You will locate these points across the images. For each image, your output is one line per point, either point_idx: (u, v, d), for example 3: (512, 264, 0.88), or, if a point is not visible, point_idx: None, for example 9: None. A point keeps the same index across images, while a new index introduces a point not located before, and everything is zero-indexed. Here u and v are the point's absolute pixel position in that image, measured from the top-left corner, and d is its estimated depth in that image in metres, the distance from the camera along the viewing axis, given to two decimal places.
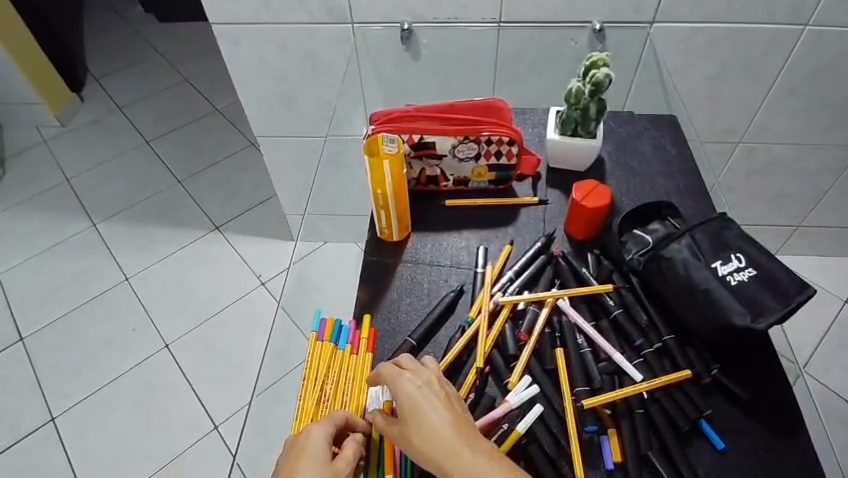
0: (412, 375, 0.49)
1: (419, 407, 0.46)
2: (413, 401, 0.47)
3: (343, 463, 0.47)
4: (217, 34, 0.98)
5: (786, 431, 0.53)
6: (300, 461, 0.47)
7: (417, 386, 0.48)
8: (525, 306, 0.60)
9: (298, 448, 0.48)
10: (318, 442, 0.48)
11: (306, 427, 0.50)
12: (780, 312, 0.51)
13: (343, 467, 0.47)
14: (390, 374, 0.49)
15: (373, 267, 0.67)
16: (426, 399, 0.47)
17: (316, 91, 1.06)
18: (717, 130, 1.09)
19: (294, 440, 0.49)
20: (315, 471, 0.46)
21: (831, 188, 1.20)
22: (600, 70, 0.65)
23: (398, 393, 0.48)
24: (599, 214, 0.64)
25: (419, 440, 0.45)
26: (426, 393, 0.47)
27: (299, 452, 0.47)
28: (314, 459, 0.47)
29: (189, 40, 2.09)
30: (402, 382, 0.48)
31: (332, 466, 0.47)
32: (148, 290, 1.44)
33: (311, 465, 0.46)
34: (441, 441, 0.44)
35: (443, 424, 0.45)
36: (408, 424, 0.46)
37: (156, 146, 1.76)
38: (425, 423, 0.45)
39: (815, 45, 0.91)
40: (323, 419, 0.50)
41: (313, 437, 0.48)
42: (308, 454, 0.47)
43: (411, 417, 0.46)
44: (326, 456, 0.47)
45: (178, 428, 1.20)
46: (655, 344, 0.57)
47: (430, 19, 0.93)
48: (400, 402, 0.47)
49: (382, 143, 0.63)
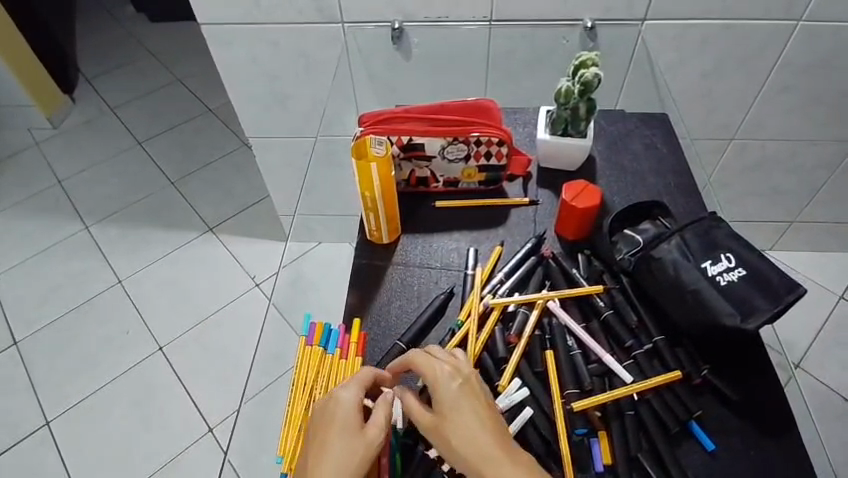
0: (452, 373, 0.48)
1: (457, 406, 0.46)
2: (452, 398, 0.46)
3: (375, 430, 0.46)
4: (208, 35, 0.97)
5: (777, 430, 0.53)
6: (330, 428, 0.46)
7: (456, 383, 0.47)
8: (515, 307, 0.60)
9: (328, 414, 0.47)
10: (348, 407, 0.47)
11: (335, 390, 0.49)
12: (770, 312, 0.51)
13: (375, 434, 0.46)
14: (428, 365, 0.49)
15: (363, 269, 0.67)
16: (464, 398, 0.46)
17: (308, 91, 1.06)
18: (711, 127, 1.09)
19: (323, 402, 0.49)
20: (346, 436, 0.46)
21: (826, 184, 1.20)
22: (589, 70, 0.64)
23: (437, 387, 0.48)
24: (589, 214, 0.64)
25: (454, 437, 0.45)
26: (463, 391, 0.47)
27: (329, 417, 0.47)
28: (343, 425, 0.46)
29: (182, 40, 2.07)
30: (442, 376, 0.48)
31: (364, 433, 0.46)
32: (142, 292, 1.43)
33: (340, 432, 0.46)
34: (476, 442, 0.44)
35: (479, 426, 0.45)
36: (444, 420, 0.46)
37: (148, 147, 1.75)
38: (463, 423, 0.45)
39: (808, 41, 0.91)
40: (351, 381, 0.50)
41: (343, 402, 0.48)
42: (338, 421, 0.47)
43: (448, 413, 0.46)
44: (356, 423, 0.47)
45: (175, 428, 1.20)
46: (645, 345, 0.56)
47: (421, 18, 0.93)
48: (438, 397, 0.47)
49: (370, 144, 0.62)
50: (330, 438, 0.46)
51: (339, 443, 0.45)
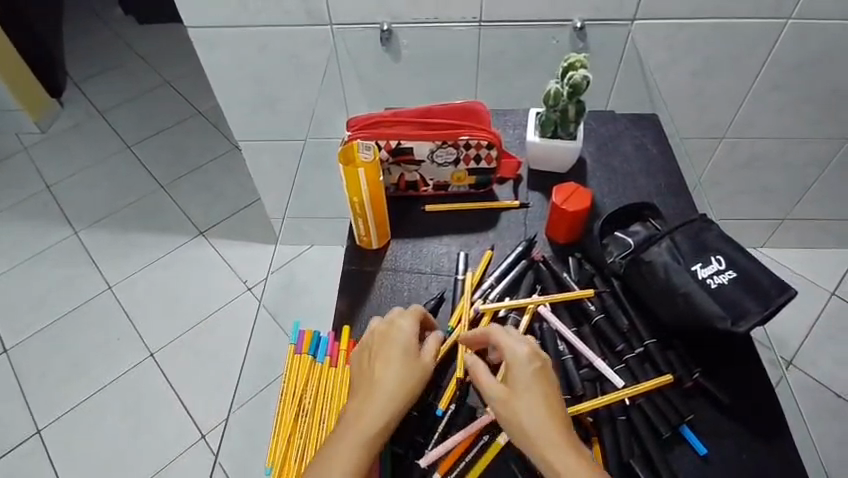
0: (531, 355, 0.48)
1: (530, 387, 0.46)
2: (527, 379, 0.46)
3: (429, 357, 0.51)
4: (194, 38, 0.96)
5: (769, 434, 0.53)
6: (390, 348, 0.51)
7: (533, 367, 0.47)
8: (506, 313, 0.59)
9: (388, 336, 0.52)
10: (407, 333, 0.52)
11: (394, 317, 0.54)
12: (761, 315, 0.51)
13: (430, 359, 0.51)
14: (507, 343, 0.49)
15: (353, 276, 0.66)
16: (538, 382, 0.46)
17: (298, 93, 1.05)
18: (702, 126, 1.09)
19: (383, 326, 0.53)
20: (405, 356, 0.50)
21: (817, 181, 1.20)
22: (577, 72, 0.64)
23: (512, 364, 0.48)
24: (579, 217, 0.63)
25: (522, 415, 0.45)
26: (538, 375, 0.47)
27: (388, 339, 0.52)
28: (403, 348, 0.51)
29: (170, 42, 2.06)
30: (520, 356, 0.48)
31: (420, 358, 0.51)
32: (132, 298, 1.42)
33: (400, 353, 0.50)
34: (543, 425, 0.44)
35: (549, 415, 0.45)
36: (514, 397, 0.46)
37: (138, 150, 1.73)
38: (533, 404, 0.45)
39: (798, 38, 0.91)
40: (408, 313, 0.54)
41: (403, 327, 0.52)
42: (399, 342, 0.51)
43: (519, 391, 0.46)
44: (414, 348, 0.51)
45: (167, 435, 1.19)
46: (636, 348, 0.56)
47: (411, 19, 0.92)
48: (512, 374, 0.47)
49: (358, 150, 0.61)
50: (390, 356, 0.50)
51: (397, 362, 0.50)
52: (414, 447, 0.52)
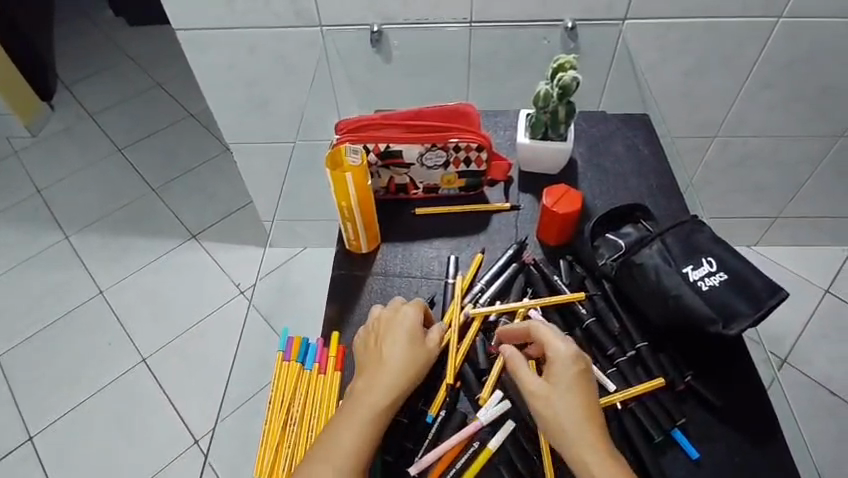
0: (573, 356, 0.49)
1: (570, 386, 0.47)
2: (568, 379, 0.47)
3: (433, 344, 0.54)
4: (183, 41, 0.95)
5: (761, 437, 0.52)
6: (396, 333, 0.53)
7: (576, 368, 0.48)
8: (496, 317, 0.59)
9: (394, 324, 0.54)
10: (411, 319, 0.54)
11: (399, 303, 0.56)
12: (752, 317, 0.51)
13: (433, 344, 0.54)
14: (550, 341, 0.50)
15: (342, 281, 0.65)
16: (578, 382, 0.47)
17: (288, 95, 1.04)
18: (694, 125, 1.09)
19: (388, 312, 0.56)
20: (409, 343, 0.53)
21: (810, 179, 1.20)
22: (567, 73, 0.64)
23: (554, 362, 0.49)
24: (570, 219, 0.63)
25: (560, 413, 0.46)
26: (579, 375, 0.48)
27: (393, 324, 0.54)
28: (407, 333, 0.53)
29: (162, 43, 2.04)
30: (563, 354, 0.49)
31: (424, 345, 0.53)
32: (124, 303, 1.40)
33: (405, 338, 0.53)
34: (578, 423, 0.45)
35: (586, 415, 0.46)
36: (553, 393, 0.47)
37: (129, 153, 1.72)
38: (571, 403, 0.46)
39: (789, 37, 0.91)
40: (413, 301, 0.57)
41: (407, 315, 0.55)
42: (405, 329, 0.53)
43: (559, 389, 0.47)
44: (418, 333, 0.54)
45: (160, 440, 1.18)
46: (628, 351, 0.56)
47: (400, 20, 0.92)
48: (554, 372, 0.48)
49: (345, 154, 0.60)
50: (395, 340, 0.53)
51: (402, 346, 0.53)
52: (403, 454, 0.52)
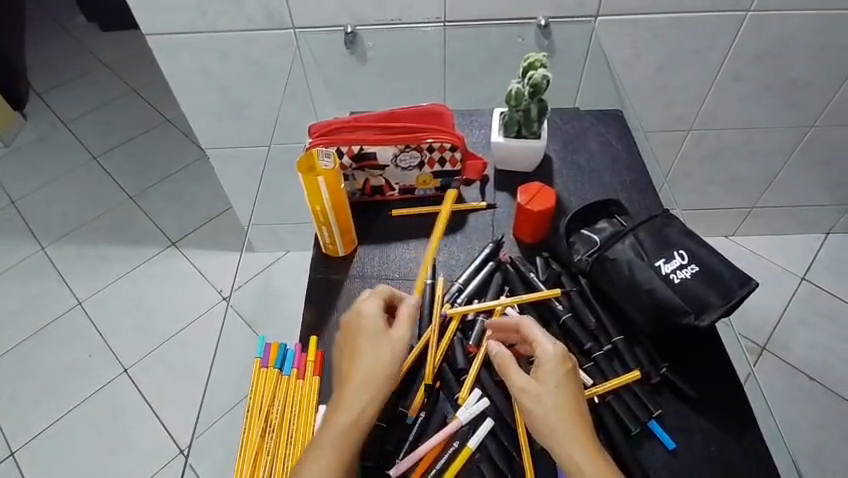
0: (560, 355, 0.49)
1: (558, 386, 0.47)
2: (557, 379, 0.48)
3: (401, 336, 0.53)
4: (154, 46, 0.94)
5: (734, 426, 0.53)
6: (358, 338, 0.53)
7: (564, 367, 0.48)
8: (474, 316, 0.59)
9: (359, 326, 0.53)
10: (373, 320, 0.53)
11: (361, 304, 0.55)
12: (722, 308, 0.52)
13: (399, 333, 0.53)
14: (539, 341, 0.50)
15: (320, 285, 0.65)
16: (566, 381, 0.48)
17: (264, 99, 1.03)
18: (668, 119, 1.10)
19: (352, 315, 0.54)
20: (376, 344, 0.52)
21: (783, 169, 1.22)
22: (537, 71, 0.64)
23: (542, 362, 0.49)
24: (544, 217, 0.63)
25: (548, 414, 0.46)
26: (567, 375, 0.48)
27: (359, 327, 0.53)
28: (371, 335, 0.52)
29: (135, 48, 2.01)
30: (551, 354, 0.49)
31: (391, 340, 0.52)
32: (103, 313, 1.38)
33: (371, 341, 0.52)
34: (565, 422, 0.46)
35: (572, 416, 0.46)
36: (543, 392, 0.47)
37: (104, 161, 1.69)
38: (559, 402, 0.46)
39: (759, 29, 0.93)
40: (374, 295, 0.56)
41: (370, 315, 0.53)
42: (368, 331, 0.53)
43: (549, 388, 0.47)
44: (381, 332, 0.53)
45: (143, 451, 1.17)
46: (604, 346, 0.56)
47: (374, 21, 0.91)
48: (543, 370, 0.48)
49: (318, 157, 0.60)
50: (359, 346, 0.52)
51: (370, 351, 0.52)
52: (383, 458, 0.52)
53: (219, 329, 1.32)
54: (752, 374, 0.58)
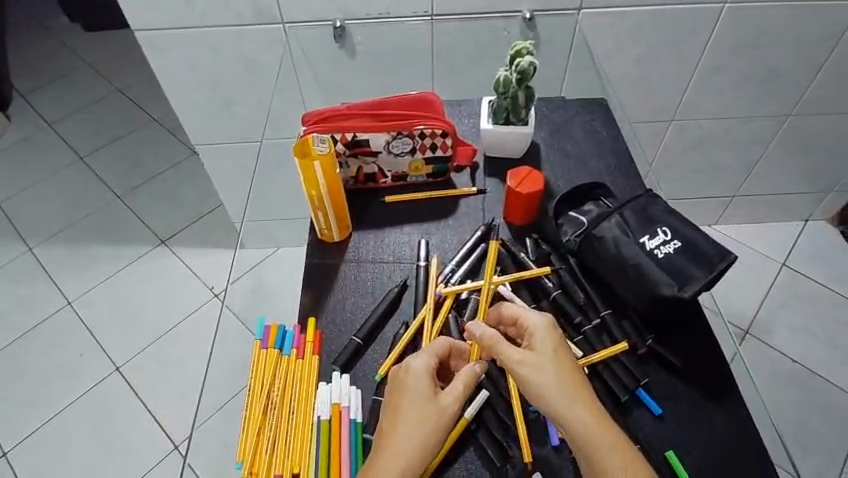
0: (549, 329, 0.51)
1: (553, 353, 0.49)
2: (548, 347, 0.49)
3: (449, 400, 0.48)
4: (143, 42, 0.94)
5: (718, 393, 0.56)
6: (402, 396, 0.48)
7: (554, 337, 0.50)
8: (467, 295, 0.61)
9: (401, 383, 0.49)
10: (422, 380, 0.48)
11: (408, 362, 0.50)
12: (705, 280, 0.54)
13: (448, 402, 0.47)
14: (528, 317, 0.52)
15: (316, 269, 0.66)
16: (559, 348, 0.49)
17: (253, 93, 1.04)
18: (651, 110, 1.13)
19: (397, 374, 0.50)
20: (420, 405, 0.47)
21: (763, 157, 1.26)
22: (524, 58, 0.66)
23: (533, 333, 0.51)
24: (534, 199, 0.66)
25: (544, 380, 0.47)
26: (557, 343, 0.50)
27: (404, 385, 0.48)
28: (415, 396, 0.47)
29: (119, 48, 2.00)
30: (541, 325, 0.51)
31: (439, 404, 0.47)
32: (94, 313, 1.38)
33: (414, 401, 0.47)
34: (564, 382, 0.47)
35: (567, 380, 0.47)
36: (539, 359, 0.48)
37: (91, 161, 1.68)
38: (557, 367, 0.48)
39: (736, 21, 0.96)
40: (424, 352, 0.51)
41: (415, 372, 0.49)
42: (410, 389, 0.48)
43: (544, 355, 0.48)
44: (429, 395, 0.48)
45: (138, 449, 1.17)
46: (593, 319, 0.59)
47: (362, 16, 0.93)
48: (535, 340, 0.50)
49: (313, 143, 0.61)
50: (401, 407, 0.47)
51: (414, 413, 0.46)
52: None
53: (212, 326, 1.33)
54: (737, 354, 0.62)
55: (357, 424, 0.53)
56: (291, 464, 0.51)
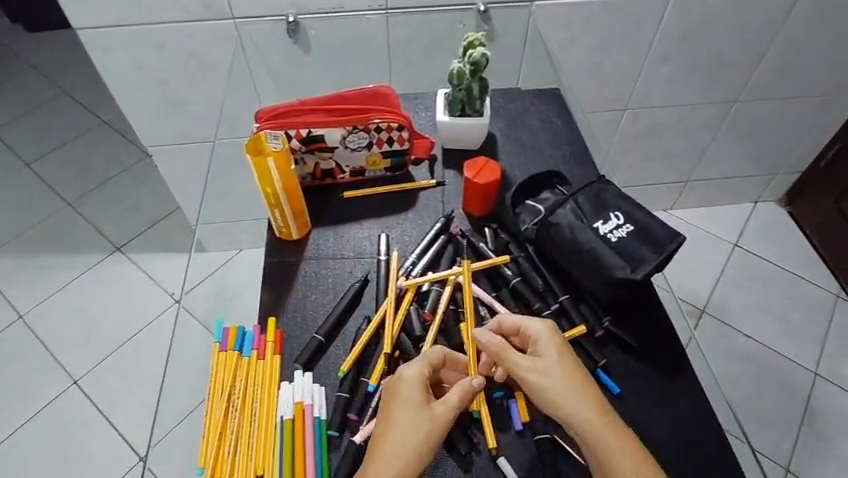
0: (553, 334, 0.51)
1: (559, 358, 0.49)
2: (554, 352, 0.49)
3: (444, 408, 0.47)
4: (86, 41, 0.91)
5: (672, 372, 0.58)
6: (395, 404, 0.47)
7: (558, 341, 0.50)
8: (429, 286, 0.62)
9: (393, 392, 0.48)
10: (414, 388, 0.48)
11: (401, 371, 0.49)
12: (656, 261, 0.55)
13: (441, 410, 0.47)
14: (530, 324, 0.52)
15: (276, 267, 0.65)
16: (564, 352, 0.50)
17: (206, 92, 1.01)
18: (605, 99, 1.15)
19: (392, 383, 0.49)
20: (413, 413, 0.46)
21: (712, 142, 1.30)
22: (477, 50, 0.67)
23: (537, 339, 0.51)
24: (491, 189, 0.66)
25: (553, 386, 0.47)
26: (562, 348, 0.50)
27: (397, 393, 0.48)
28: (409, 404, 0.47)
29: (64, 49, 1.91)
30: (544, 331, 0.51)
31: (431, 410, 0.46)
32: (48, 325, 1.32)
33: (409, 409, 0.46)
34: (573, 386, 0.47)
35: (575, 383, 0.47)
36: (545, 364, 0.48)
37: (38, 168, 1.61)
38: (564, 371, 0.48)
39: (681, 10, 0.99)
40: (416, 361, 0.50)
41: (406, 381, 0.48)
42: (404, 397, 0.47)
43: (550, 359, 0.49)
44: (423, 402, 0.47)
45: (101, 463, 1.13)
46: (552, 304, 0.60)
47: (315, 10, 0.91)
48: (540, 347, 0.50)
49: (266, 140, 0.61)
50: (395, 416, 0.46)
51: (409, 420, 0.46)
52: (346, 425, 0.54)
53: (170, 333, 1.29)
54: (691, 337, 0.64)
55: (320, 422, 0.53)
56: (254, 465, 0.51)
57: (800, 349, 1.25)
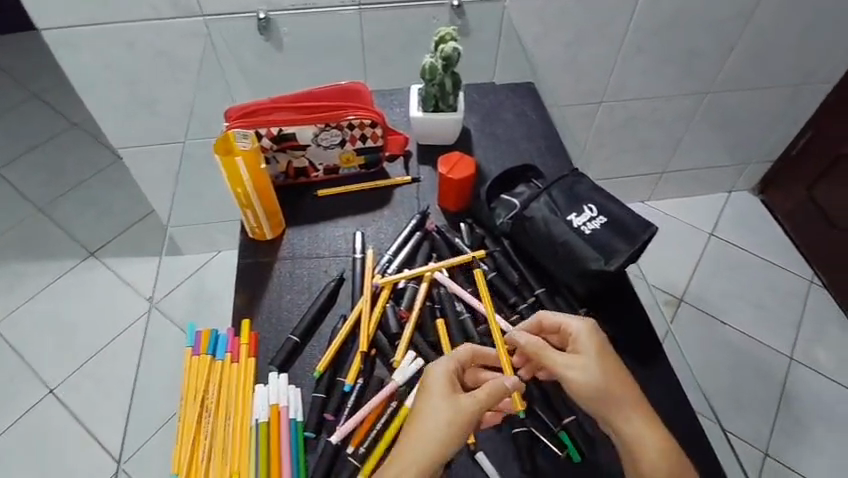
0: (593, 332, 0.50)
1: (599, 356, 0.48)
2: (593, 350, 0.49)
3: (470, 401, 0.45)
4: (50, 41, 0.88)
5: (649, 364, 0.58)
6: (424, 400, 0.46)
7: (598, 339, 0.49)
8: (405, 284, 0.61)
9: (423, 389, 0.47)
10: (441, 384, 0.46)
11: (432, 369, 0.48)
12: (629, 253, 0.56)
13: (467, 402, 0.45)
14: (567, 321, 0.51)
15: (250, 268, 0.64)
16: (604, 351, 0.49)
17: (177, 91, 0.99)
18: (581, 93, 1.16)
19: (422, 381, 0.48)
20: (441, 409, 0.45)
21: (687, 133, 1.32)
22: (448, 44, 0.66)
23: (576, 337, 0.50)
24: (466, 184, 0.66)
25: (593, 385, 0.47)
26: (602, 346, 0.49)
27: (427, 390, 0.46)
28: (438, 399, 0.45)
29: (30, 50, 1.85)
30: (583, 329, 0.50)
31: (458, 403, 0.45)
32: (21, 334, 1.29)
33: (438, 404, 0.45)
34: (612, 385, 0.47)
35: (615, 383, 0.47)
36: (584, 361, 0.48)
37: (7, 173, 1.56)
38: (604, 370, 0.47)
39: (653, 3, 0.99)
40: (447, 359, 0.49)
41: (436, 379, 0.47)
42: (434, 394, 0.46)
43: (590, 358, 0.48)
44: (451, 397, 0.45)
45: (79, 472, 1.10)
46: (528, 298, 0.60)
47: (287, 5, 0.88)
48: (579, 345, 0.49)
49: (234, 139, 0.60)
50: (423, 411, 0.45)
51: (438, 416, 0.44)
52: (323, 425, 0.53)
53: (141, 337, 1.26)
54: (668, 331, 0.65)
55: (296, 423, 0.52)
56: (229, 469, 0.50)
57: (775, 335, 1.28)
